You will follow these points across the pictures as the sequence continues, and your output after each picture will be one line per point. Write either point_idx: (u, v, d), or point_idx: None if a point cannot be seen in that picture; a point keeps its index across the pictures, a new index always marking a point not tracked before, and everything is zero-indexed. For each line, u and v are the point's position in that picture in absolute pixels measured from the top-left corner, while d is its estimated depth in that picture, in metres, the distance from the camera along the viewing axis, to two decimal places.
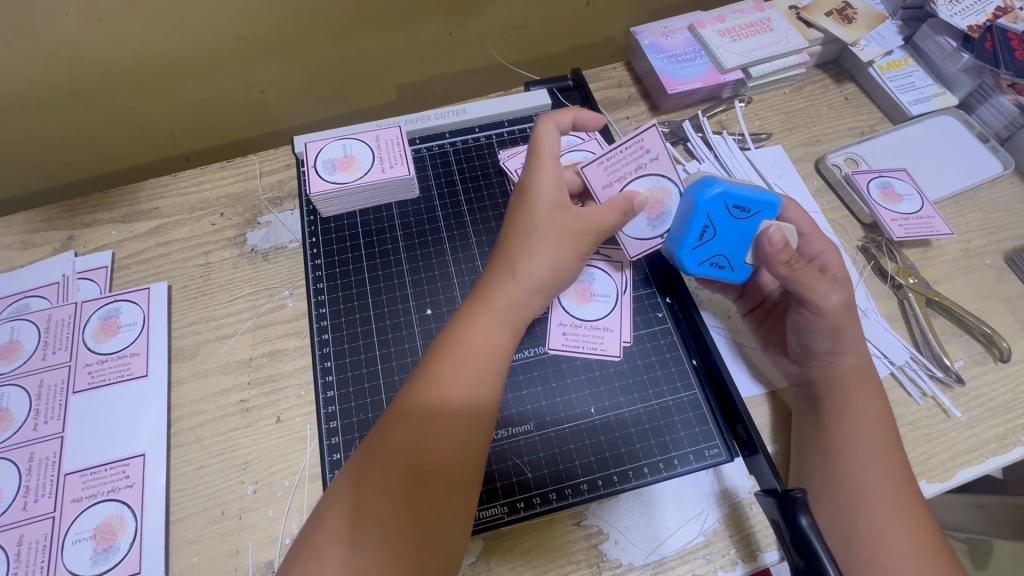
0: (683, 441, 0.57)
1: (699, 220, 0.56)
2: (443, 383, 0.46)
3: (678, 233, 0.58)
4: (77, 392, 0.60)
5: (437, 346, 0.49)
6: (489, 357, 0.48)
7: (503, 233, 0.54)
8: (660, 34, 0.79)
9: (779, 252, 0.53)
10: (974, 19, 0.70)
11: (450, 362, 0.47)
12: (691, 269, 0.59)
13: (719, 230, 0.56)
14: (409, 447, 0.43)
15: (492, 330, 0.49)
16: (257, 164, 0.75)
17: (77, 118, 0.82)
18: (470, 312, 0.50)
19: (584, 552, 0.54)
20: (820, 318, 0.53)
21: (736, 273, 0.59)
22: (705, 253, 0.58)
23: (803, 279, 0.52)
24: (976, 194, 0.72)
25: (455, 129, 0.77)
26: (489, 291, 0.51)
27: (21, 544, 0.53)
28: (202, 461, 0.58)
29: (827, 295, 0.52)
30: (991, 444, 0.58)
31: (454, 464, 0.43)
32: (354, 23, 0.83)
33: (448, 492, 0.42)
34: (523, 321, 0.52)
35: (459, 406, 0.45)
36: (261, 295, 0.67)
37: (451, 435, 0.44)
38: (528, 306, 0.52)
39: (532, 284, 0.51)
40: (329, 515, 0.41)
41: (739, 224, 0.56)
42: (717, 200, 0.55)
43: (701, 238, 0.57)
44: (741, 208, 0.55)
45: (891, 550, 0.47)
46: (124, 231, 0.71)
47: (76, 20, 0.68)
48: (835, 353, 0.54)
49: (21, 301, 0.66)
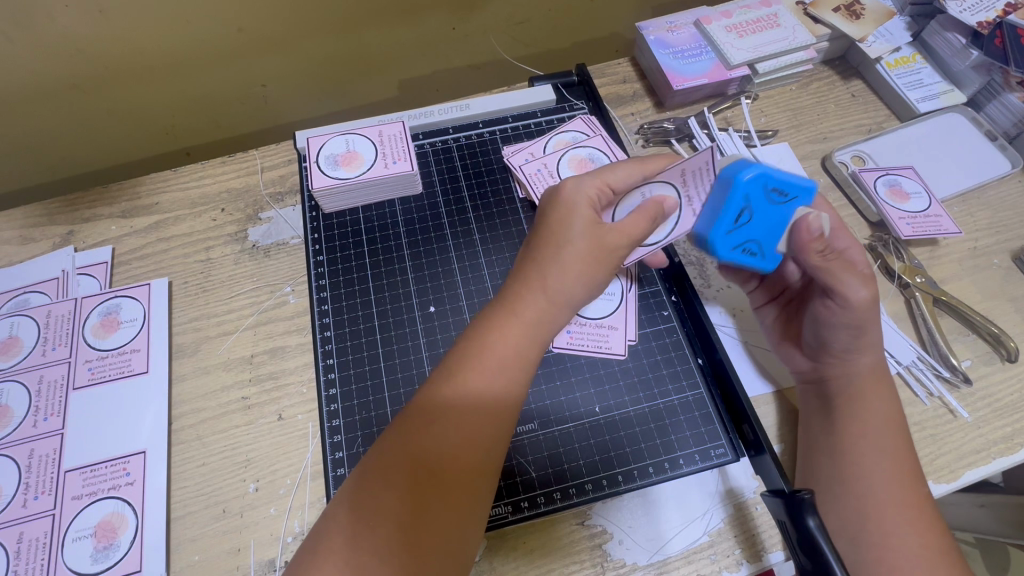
0: (688, 441, 0.57)
1: (735, 204, 0.50)
2: (459, 389, 0.45)
3: (710, 216, 0.53)
4: (76, 388, 0.60)
5: (456, 351, 0.48)
6: (510, 366, 0.47)
7: (530, 240, 0.53)
8: (666, 29, 0.78)
9: (814, 241, 0.51)
10: (983, 16, 0.69)
11: (469, 369, 0.46)
12: (722, 254, 0.54)
13: (756, 214, 0.51)
14: (421, 451, 0.42)
15: (515, 342, 0.48)
16: (258, 159, 0.75)
17: (77, 112, 0.82)
18: (495, 318, 0.49)
19: (588, 552, 0.53)
20: (846, 312, 0.52)
21: (766, 261, 0.55)
22: (737, 238, 0.53)
23: (835, 269, 0.51)
24: (984, 192, 0.72)
25: (459, 125, 0.76)
26: (515, 301, 0.49)
27: (21, 542, 0.52)
28: (203, 458, 0.57)
29: (857, 288, 0.51)
30: (998, 445, 0.57)
31: (465, 470, 0.43)
32: (357, 16, 0.82)
33: (458, 501, 0.42)
34: (548, 335, 0.50)
35: (474, 414, 0.44)
36: (263, 291, 0.66)
37: (458, 437, 0.43)
38: (555, 320, 0.50)
39: (559, 298, 0.50)
40: (336, 513, 0.41)
41: (776, 209, 0.51)
42: (755, 182, 0.49)
43: (737, 222, 0.52)
44: (779, 192, 0.50)
45: (898, 551, 0.47)
46: (124, 227, 0.70)
47: (75, 12, 0.68)
48: (839, 349, 0.54)
49: (20, 297, 0.65)
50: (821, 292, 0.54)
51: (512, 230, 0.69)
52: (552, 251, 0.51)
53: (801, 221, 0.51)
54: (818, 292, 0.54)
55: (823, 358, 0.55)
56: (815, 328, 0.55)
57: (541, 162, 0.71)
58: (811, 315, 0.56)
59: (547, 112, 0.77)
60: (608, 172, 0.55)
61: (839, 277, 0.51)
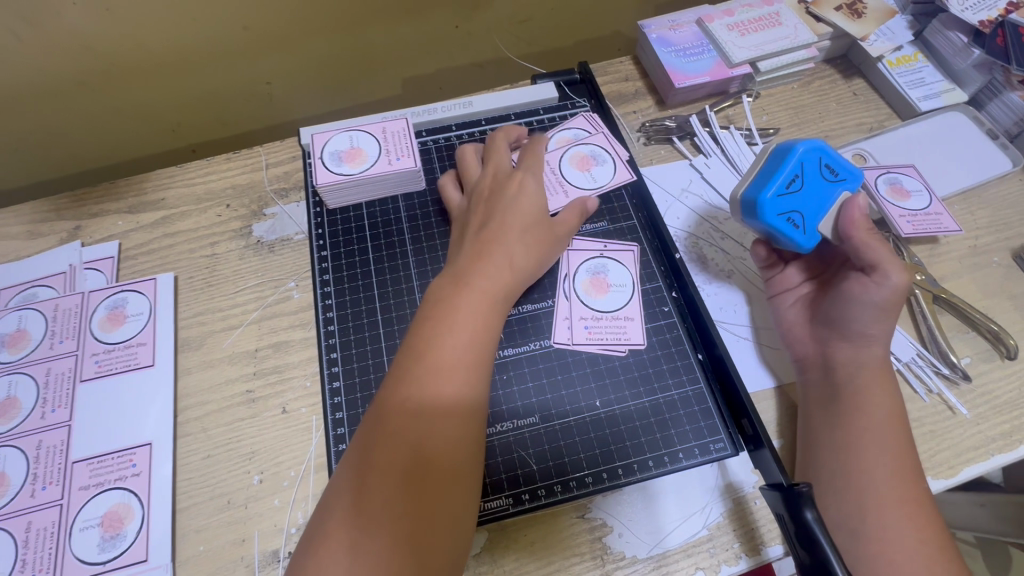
0: (689, 435, 0.58)
1: (793, 167, 0.55)
2: (433, 364, 0.47)
3: (761, 182, 0.56)
4: (83, 380, 0.61)
5: (420, 331, 0.49)
6: (474, 346, 0.49)
7: (486, 226, 0.57)
8: (668, 28, 0.79)
9: (862, 216, 0.56)
10: (985, 15, 0.70)
11: (438, 346, 0.48)
12: (768, 218, 0.55)
13: (806, 184, 0.55)
14: (411, 431, 0.44)
15: (472, 323, 0.50)
16: (264, 155, 0.75)
17: (86, 108, 0.83)
18: (453, 296, 0.51)
19: (588, 545, 0.54)
20: (881, 293, 0.54)
21: (806, 237, 0.56)
22: (785, 204, 0.55)
23: (876, 247, 0.54)
24: (984, 191, 0.72)
25: (462, 122, 0.77)
26: (470, 278, 0.53)
27: (29, 531, 0.53)
28: (209, 450, 0.58)
29: (892, 266, 0.54)
30: (997, 441, 0.58)
31: (455, 442, 0.45)
32: (361, 15, 0.83)
33: (454, 472, 0.44)
34: (506, 302, 0.54)
35: (452, 388, 0.46)
36: (267, 287, 0.67)
37: (445, 413, 0.45)
38: (510, 288, 0.55)
39: (512, 268, 0.55)
40: (331, 513, 0.42)
41: (826, 186, 0.56)
42: (813, 153, 0.56)
43: (789, 187, 0.55)
44: (830, 169, 0.56)
45: (896, 544, 0.47)
46: (130, 222, 0.71)
47: (84, 11, 0.69)
48: (866, 340, 0.55)
49: (27, 291, 0.66)
50: (858, 274, 0.56)
51: None
52: (507, 235, 0.56)
53: (848, 200, 0.56)
54: (855, 274, 0.56)
55: (837, 341, 0.56)
56: (845, 305, 0.56)
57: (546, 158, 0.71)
58: (840, 294, 0.57)
59: (549, 110, 0.78)
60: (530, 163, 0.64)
61: (882, 255, 0.54)
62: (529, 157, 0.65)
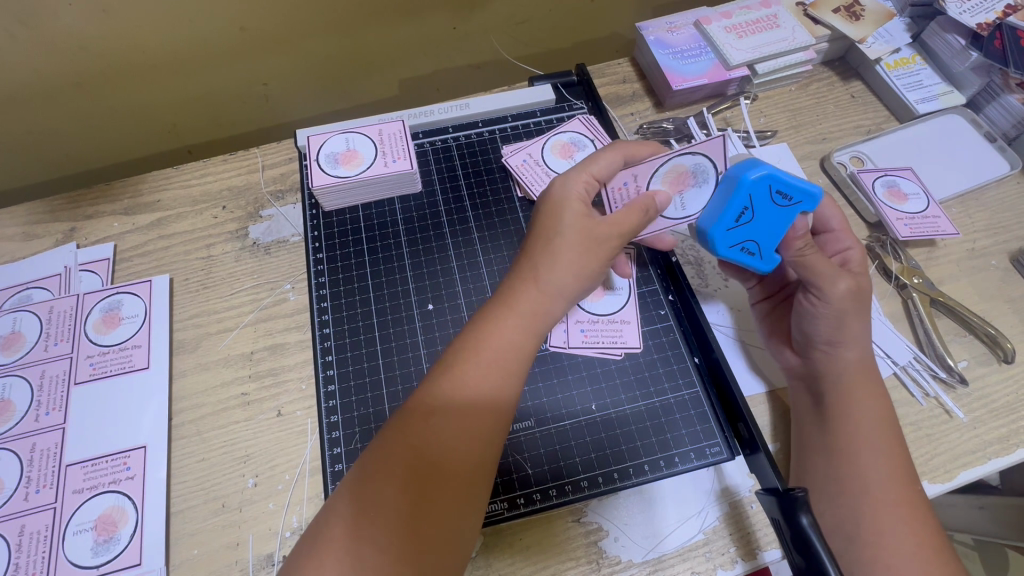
0: (685, 439, 0.57)
1: (739, 200, 0.53)
2: (461, 380, 0.46)
3: (713, 213, 0.55)
4: (78, 383, 0.60)
5: (455, 348, 0.49)
6: (503, 365, 0.48)
7: (527, 238, 0.54)
8: (666, 30, 0.78)
9: (798, 237, 0.53)
10: (983, 17, 0.69)
11: (465, 362, 0.47)
12: (721, 251, 0.56)
13: (758, 214, 0.53)
14: (422, 445, 0.43)
15: (502, 345, 0.48)
16: (260, 157, 0.75)
17: (83, 109, 0.82)
18: (494, 314, 0.50)
19: (584, 549, 0.54)
20: (825, 305, 0.54)
21: (765, 262, 0.55)
22: (738, 236, 0.55)
23: (813, 263, 0.53)
24: (982, 194, 0.72)
25: (458, 124, 0.77)
26: (512, 296, 0.51)
27: (22, 534, 0.53)
28: (203, 454, 0.58)
29: (832, 280, 0.53)
30: (994, 445, 0.57)
31: (464, 463, 0.44)
32: (358, 16, 0.83)
33: (459, 492, 0.43)
34: (546, 326, 0.51)
35: (473, 409, 0.45)
36: (263, 288, 0.67)
37: (463, 433, 0.44)
38: (551, 310, 0.51)
39: (553, 289, 0.51)
40: (333, 514, 0.41)
41: (779, 212, 0.53)
42: (761, 181, 0.52)
43: (738, 219, 0.54)
44: (783, 195, 0.52)
45: (891, 547, 0.47)
46: (126, 224, 0.71)
47: (80, 11, 0.68)
48: (835, 345, 0.54)
49: (22, 293, 0.66)
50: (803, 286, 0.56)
51: (511, 228, 0.69)
52: (545, 248, 0.52)
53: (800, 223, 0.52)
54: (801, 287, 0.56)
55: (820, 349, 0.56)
56: (799, 322, 0.57)
57: (539, 165, 0.72)
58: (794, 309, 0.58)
59: (546, 112, 0.78)
60: (590, 163, 0.57)
61: (822, 272, 0.53)
62: (590, 160, 0.57)
